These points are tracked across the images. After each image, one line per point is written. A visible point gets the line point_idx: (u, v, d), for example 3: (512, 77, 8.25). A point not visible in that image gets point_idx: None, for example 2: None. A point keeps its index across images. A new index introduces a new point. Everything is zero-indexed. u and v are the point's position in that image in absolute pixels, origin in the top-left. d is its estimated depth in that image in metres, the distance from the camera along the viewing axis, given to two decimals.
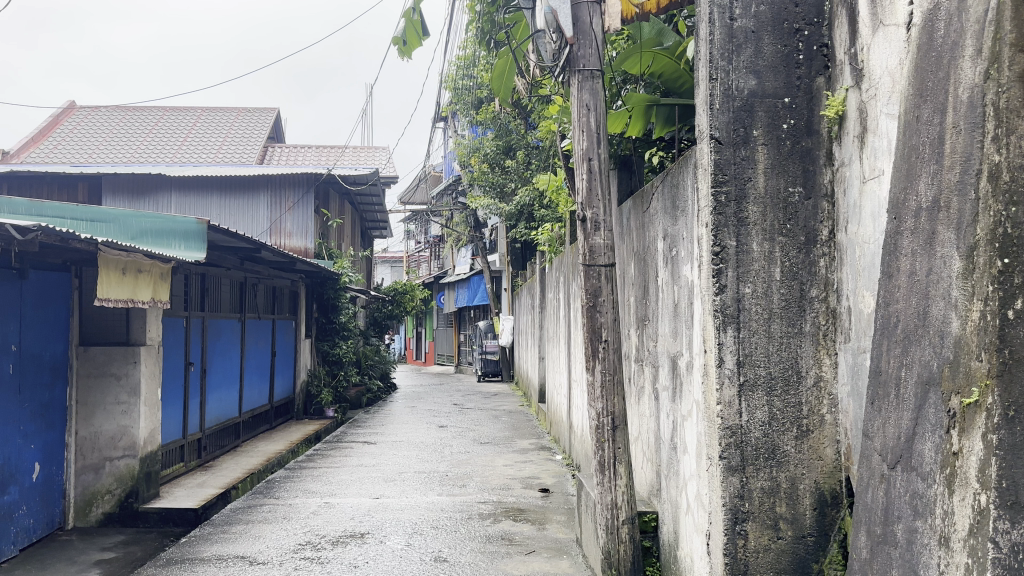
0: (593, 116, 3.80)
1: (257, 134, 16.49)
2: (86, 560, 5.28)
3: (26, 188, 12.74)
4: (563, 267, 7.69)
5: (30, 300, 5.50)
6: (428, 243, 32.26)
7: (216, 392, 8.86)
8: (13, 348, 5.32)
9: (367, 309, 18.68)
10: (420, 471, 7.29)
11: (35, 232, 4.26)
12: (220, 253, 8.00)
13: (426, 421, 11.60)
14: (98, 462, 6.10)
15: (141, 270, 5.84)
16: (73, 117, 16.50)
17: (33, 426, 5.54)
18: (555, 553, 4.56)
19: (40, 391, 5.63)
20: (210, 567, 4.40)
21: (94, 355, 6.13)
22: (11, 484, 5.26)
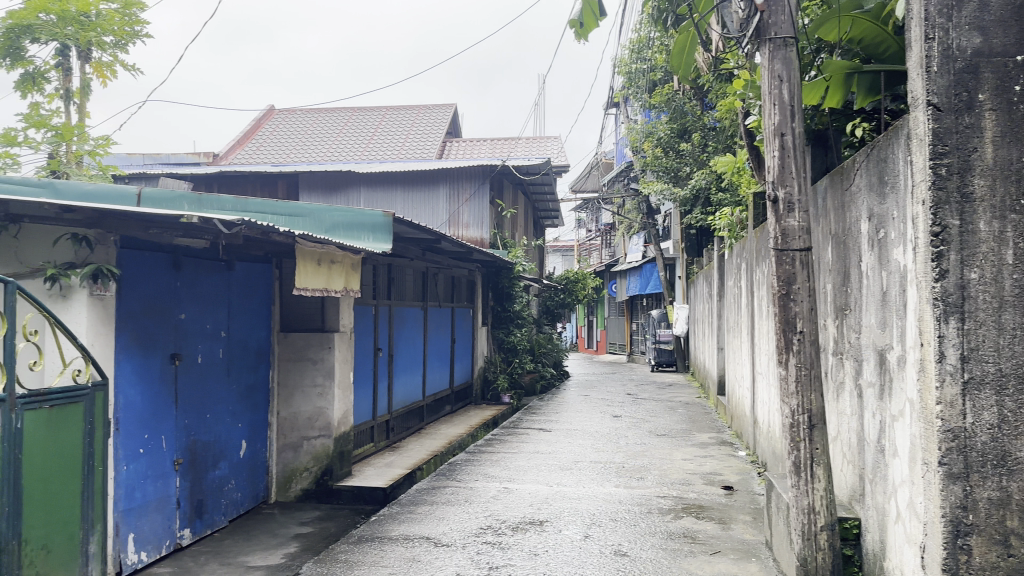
0: (786, 87, 3.52)
1: (436, 129, 17.06)
2: (286, 533, 5.66)
3: (234, 186, 13.90)
4: (746, 252, 7.32)
5: (236, 290, 5.95)
6: (599, 231, 32.14)
7: (402, 376, 9.26)
8: (222, 334, 5.76)
9: (541, 298, 18.87)
10: (596, 462, 7.22)
11: (240, 226, 4.52)
12: (404, 244, 8.31)
13: (600, 410, 11.51)
14: (296, 441, 6.52)
15: (334, 261, 6.13)
16: (273, 120, 17.84)
17: (240, 406, 6.00)
18: (742, 555, 4.33)
19: (246, 374, 6.09)
20: (398, 546, 4.55)
21: (292, 341, 6.56)
22: (221, 460, 5.73)
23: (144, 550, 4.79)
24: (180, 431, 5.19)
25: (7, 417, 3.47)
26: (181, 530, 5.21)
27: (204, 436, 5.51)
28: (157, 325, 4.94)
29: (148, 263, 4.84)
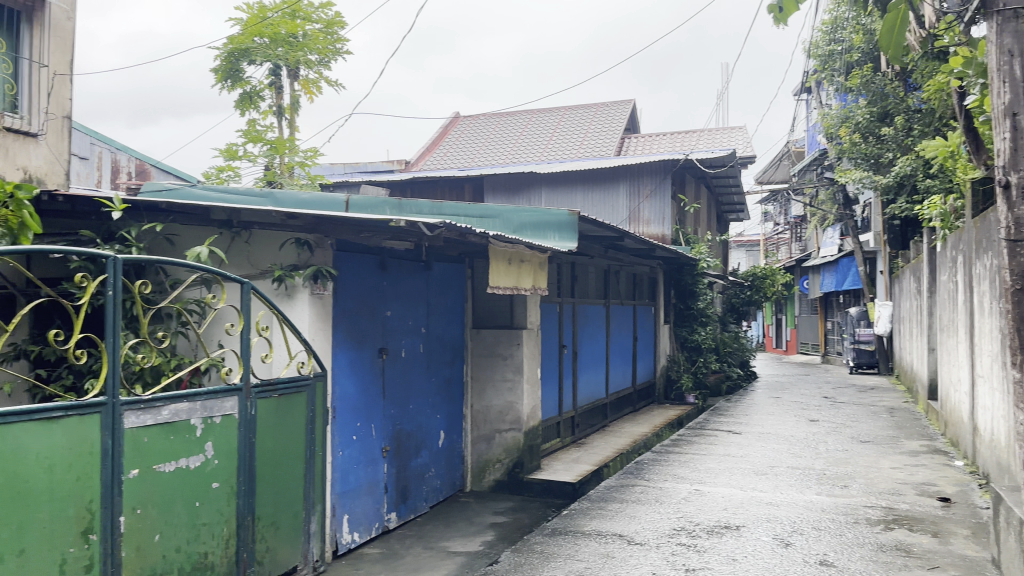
0: (1019, 62, 3.20)
1: (616, 125, 17.01)
2: (483, 522, 5.89)
3: (425, 189, 14.61)
4: (963, 243, 6.71)
5: (434, 288, 6.27)
6: (789, 225, 30.62)
7: (587, 373, 9.34)
8: (422, 330, 6.09)
9: (726, 295, 18.30)
10: (793, 467, 6.91)
11: (440, 228, 4.75)
12: (589, 242, 8.37)
13: (794, 413, 10.99)
14: (489, 433, 6.77)
15: (524, 260, 6.30)
16: (459, 126, 18.57)
17: (438, 399, 6.32)
18: (965, 573, 3.99)
19: (443, 368, 6.40)
20: (592, 541, 4.61)
21: (484, 337, 6.83)
22: (422, 449, 6.06)
23: (356, 530, 5.17)
24: (387, 421, 5.55)
25: (245, 404, 3.88)
26: (388, 513, 5.57)
27: (408, 426, 5.85)
28: (367, 321, 5.32)
29: (358, 265, 5.22)
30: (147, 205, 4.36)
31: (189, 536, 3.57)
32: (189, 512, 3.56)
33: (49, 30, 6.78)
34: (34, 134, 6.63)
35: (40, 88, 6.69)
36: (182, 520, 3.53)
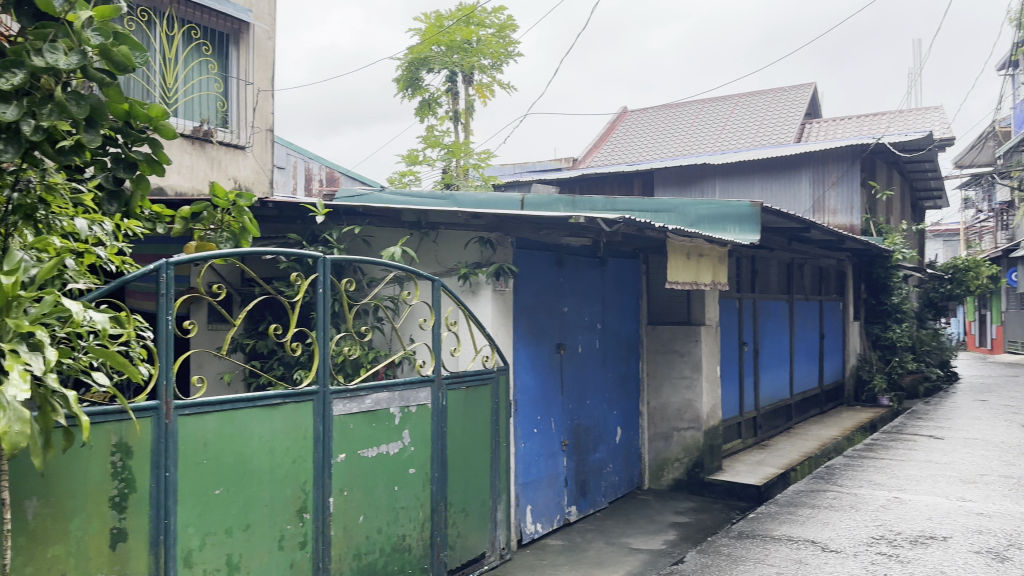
0: None
1: (795, 112, 16.19)
2: (664, 521, 5.82)
3: (595, 186, 14.61)
4: None
5: (610, 284, 6.27)
6: (994, 212, 27.87)
7: (769, 372, 8.98)
8: (599, 326, 6.11)
9: (922, 289, 16.95)
10: (1008, 476, 6.30)
11: (620, 224, 4.72)
12: (770, 235, 8.04)
13: (1005, 418, 10.00)
14: (667, 431, 6.69)
15: (703, 254, 6.15)
16: (628, 120, 18.40)
17: (615, 395, 6.32)
18: None
19: (619, 364, 6.39)
20: (782, 546, 4.43)
21: (660, 333, 6.74)
22: (600, 445, 6.08)
23: (539, 522, 5.28)
24: (566, 415, 5.62)
25: (436, 395, 4.08)
26: (568, 506, 5.65)
27: (586, 421, 5.89)
28: (546, 317, 5.42)
29: (536, 262, 5.32)
30: (344, 209, 4.67)
31: (389, 519, 3.80)
32: (388, 496, 3.79)
33: (253, 51, 7.41)
34: (241, 147, 7.28)
35: (246, 104, 7.34)
36: (382, 503, 3.76)
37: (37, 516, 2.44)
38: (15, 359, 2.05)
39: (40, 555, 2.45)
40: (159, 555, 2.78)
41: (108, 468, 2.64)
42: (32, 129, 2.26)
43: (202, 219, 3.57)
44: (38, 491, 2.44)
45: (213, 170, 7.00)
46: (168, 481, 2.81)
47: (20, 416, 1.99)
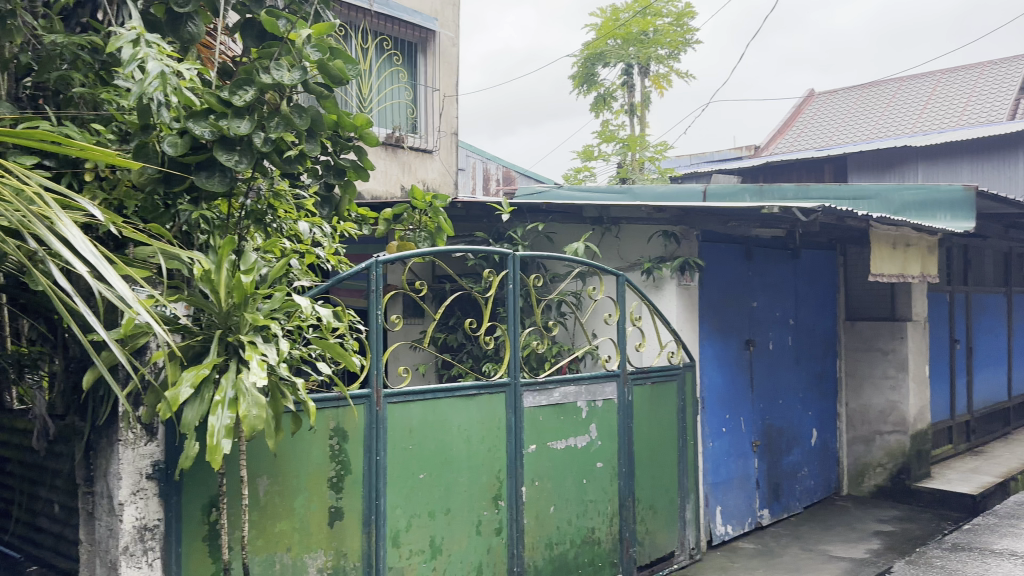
0: None
1: (1011, 84, 14.61)
2: (866, 529, 5.47)
3: (779, 176, 13.95)
4: None
5: (803, 278, 5.96)
6: None
7: (983, 372, 8.17)
8: (791, 322, 5.83)
9: None
10: None
11: (817, 213, 4.47)
12: (985, 222, 7.30)
13: None
14: (868, 435, 6.33)
15: (910, 244, 5.69)
16: (815, 104, 17.39)
17: (809, 394, 6.01)
18: None
19: (813, 362, 6.07)
20: (1006, 562, 4.02)
21: (861, 330, 6.42)
22: (794, 446, 5.81)
23: (730, 523, 5.12)
24: (757, 414, 5.42)
25: (624, 390, 4.08)
26: (760, 509, 5.44)
27: (779, 421, 5.64)
28: (735, 313, 5.25)
29: (724, 255, 5.17)
30: (530, 207, 4.76)
31: (579, 511, 3.84)
32: (578, 488, 3.84)
33: (438, 58, 7.73)
34: (429, 151, 7.61)
35: (433, 109, 7.67)
36: (572, 495, 3.81)
37: (268, 493, 2.69)
38: (253, 350, 2.37)
39: (271, 529, 2.69)
40: (370, 534, 2.99)
41: (327, 451, 2.87)
42: (263, 140, 2.49)
43: (402, 221, 3.82)
44: (269, 470, 2.69)
45: (405, 174, 7.36)
46: (378, 464, 3.02)
47: (258, 401, 2.30)
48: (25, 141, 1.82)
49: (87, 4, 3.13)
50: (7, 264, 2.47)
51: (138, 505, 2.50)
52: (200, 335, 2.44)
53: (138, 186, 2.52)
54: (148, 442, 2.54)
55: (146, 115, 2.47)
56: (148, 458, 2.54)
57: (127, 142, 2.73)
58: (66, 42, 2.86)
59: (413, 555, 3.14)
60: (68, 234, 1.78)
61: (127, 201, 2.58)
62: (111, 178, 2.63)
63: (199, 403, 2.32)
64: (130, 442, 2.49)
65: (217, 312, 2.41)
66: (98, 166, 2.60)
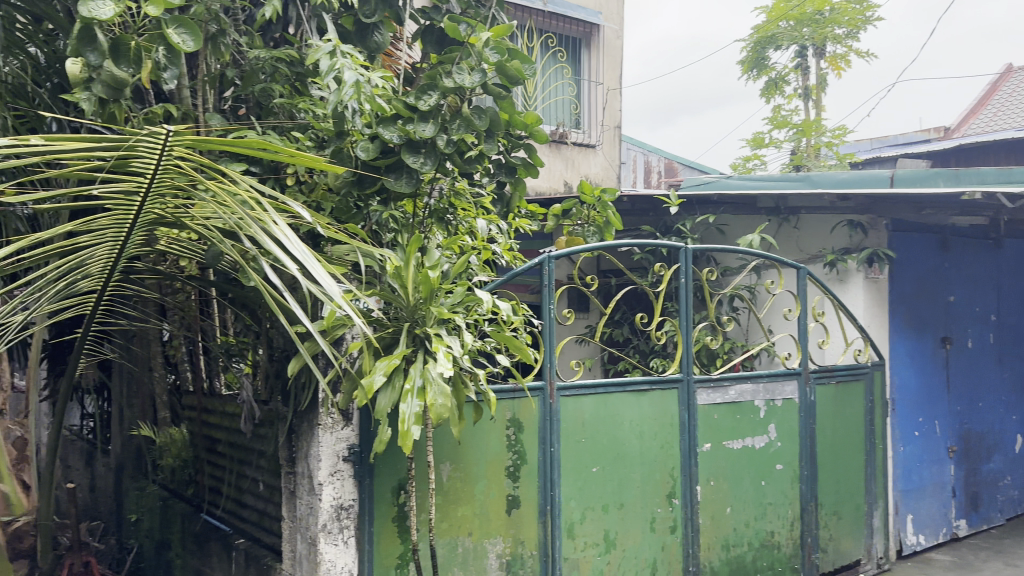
0: None
1: None
2: None
3: (973, 158, 12.81)
4: None
5: (1007, 270, 5.45)
6: None
7: None
8: (993, 318, 5.35)
9: None
10: None
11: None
12: None
13: None
14: None
15: None
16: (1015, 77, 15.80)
17: (1014, 397, 5.49)
18: None
19: (1018, 362, 5.55)
20: None
21: None
22: (996, 453, 5.33)
23: (922, 534, 4.78)
24: (954, 418, 5.01)
25: (804, 389, 3.91)
26: (957, 520, 5.04)
27: (979, 426, 5.20)
28: (929, 308, 4.89)
29: (916, 246, 4.83)
30: (700, 199, 4.67)
31: (757, 513, 3.73)
32: (756, 490, 3.73)
33: (602, 52, 7.71)
34: (593, 145, 7.62)
35: (597, 104, 7.67)
36: (750, 497, 3.71)
37: (450, 478, 2.81)
38: (440, 341, 2.51)
39: (453, 513, 2.81)
40: (546, 523, 3.06)
41: (505, 440, 2.96)
42: (445, 142, 2.66)
43: (571, 216, 3.81)
44: (451, 457, 2.80)
45: (569, 169, 7.42)
46: (553, 456, 3.09)
47: (443, 390, 2.43)
48: (242, 149, 1.98)
49: (282, 21, 3.37)
50: (222, 262, 2.72)
51: (335, 485, 2.70)
52: (391, 326, 2.62)
53: (334, 189, 2.78)
54: (344, 427, 2.74)
55: (341, 122, 2.72)
56: (344, 442, 2.73)
57: (321, 148, 2.94)
58: (267, 57, 3.08)
59: (589, 548, 3.18)
60: (282, 238, 2.00)
61: (324, 202, 2.82)
62: (309, 181, 2.88)
63: (391, 392, 2.49)
64: (327, 426, 2.69)
65: (405, 305, 2.58)
66: (300, 171, 2.84)
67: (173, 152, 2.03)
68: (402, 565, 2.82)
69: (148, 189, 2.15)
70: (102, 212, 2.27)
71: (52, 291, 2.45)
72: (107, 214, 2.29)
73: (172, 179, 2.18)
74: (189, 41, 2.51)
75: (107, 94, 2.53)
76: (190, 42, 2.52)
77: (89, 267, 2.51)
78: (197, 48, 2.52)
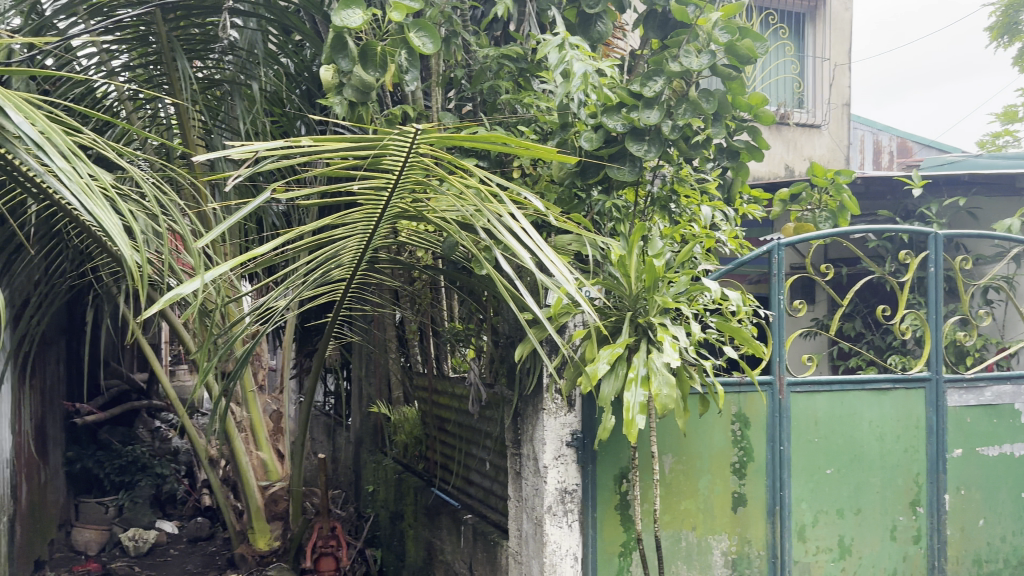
0: None
1: None
2: None
3: None
4: None
5: None
6: None
7: None
8: None
9: None
10: None
11: None
12: None
13: None
14: None
15: None
16: None
17: None
18: None
19: None
20: None
21: None
22: None
23: None
24: None
25: None
26: None
27: None
28: None
29: None
30: (947, 180, 4.26)
31: (1015, 528, 3.36)
32: (1015, 503, 3.35)
33: (830, 25, 7.20)
34: (817, 125, 7.19)
35: (823, 80, 7.20)
36: (1008, 509, 3.33)
37: (673, 470, 2.87)
38: (665, 331, 2.46)
39: (677, 506, 2.87)
40: (775, 524, 3.01)
41: (730, 435, 2.95)
42: (671, 127, 2.65)
43: (800, 201, 3.63)
44: (673, 449, 2.87)
45: (791, 152, 7.08)
46: (782, 455, 3.01)
47: (669, 380, 2.39)
48: (477, 144, 2.05)
49: (505, 19, 3.49)
50: (455, 250, 2.89)
51: (560, 469, 2.77)
52: (614, 315, 2.62)
53: (558, 180, 2.81)
54: (568, 413, 2.79)
55: (566, 114, 2.76)
56: (568, 427, 2.79)
57: (546, 140, 3.03)
58: (495, 55, 3.19)
59: (821, 552, 3.08)
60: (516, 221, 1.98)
61: (548, 193, 2.89)
62: (534, 173, 3.01)
63: (615, 379, 2.49)
64: (552, 411, 2.76)
65: (628, 295, 2.58)
66: (524, 164, 2.97)
67: (419, 149, 2.18)
68: (626, 553, 2.84)
69: (395, 184, 2.32)
70: (354, 208, 2.48)
71: (311, 279, 2.71)
72: (357, 209, 2.49)
73: (416, 173, 2.33)
74: (428, 43, 2.67)
75: (357, 97, 2.80)
76: (429, 45, 2.68)
77: (341, 257, 2.76)
78: (435, 51, 2.68)
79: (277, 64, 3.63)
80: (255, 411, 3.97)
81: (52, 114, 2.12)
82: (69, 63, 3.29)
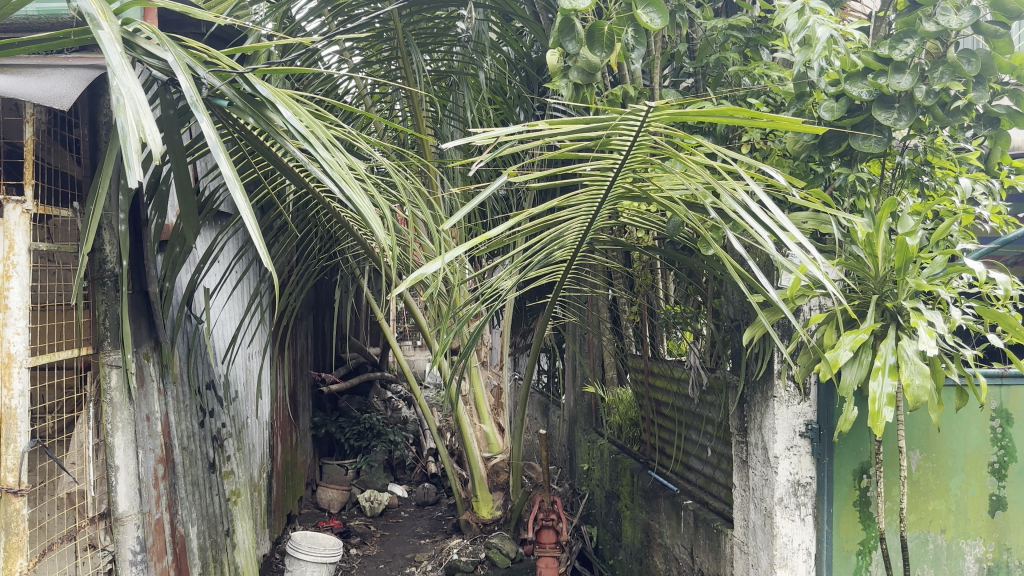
0: None
1: None
2: None
3: None
4: None
5: None
6: None
7: None
8: None
9: None
10: None
11: None
12: None
13: None
14: None
15: None
16: None
17: None
18: None
19: None
20: None
21: None
22: None
23: None
24: None
25: None
26: None
27: None
28: None
29: None
30: None
31: None
32: None
33: None
34: None
35: None
36: None
37: (921, 467, 2.66)
38: (920, 317, 2.20)
39: (924, 506, 2.68)
40: None
41: (988, 433, 2.71)
42: (925, 93, 2.40)
43: None
44: (921, 445, 2.66)
45: None
46: None
47: (922, 370, 2.15)
48: (712, 117, 1.69)
49: None
50: (680, 232, 2.83)
51: (792, 460, 2.64)
52: (858, 298, 2.43)
53: (793, 154, 2.66)
54: (802, 401, 2.65)
55: (802, 82, 2.61)
56: (802, 417, 2.65)
57: (778, 112, 2.88)
58: (724, 26, 3.03)
59: None
60: (746, 196, 1.75)
61: (781, 166, 2.77)
62: (764, 147, 2.89)
63: (859, 367, 2.29)
64: (784, 399, 2.63)
65: (872, 276, 2.36)
66: (755, 138, 2.86)
67: (651, 126, 2.02)
68: (864, 552, 2.68)
69: (621, 166, 2.25)
70: (579, 189, 2.45)
71: (535, 260, 2.73)
72: (582, 191, 2.46)
73: (642, 152, 2.23)
74: (656, 19, 2.51)
75: (582, 78, 2.81)
76: (657, 20, 2.51)
77: (564, 238, 2.76)
78: (664, 25, 2.52)
79: (500, 52, 3.73)
80: (477, 386, 4.19)
81: (314, 109, 2.28)
82: (317, 62, 3.58)
